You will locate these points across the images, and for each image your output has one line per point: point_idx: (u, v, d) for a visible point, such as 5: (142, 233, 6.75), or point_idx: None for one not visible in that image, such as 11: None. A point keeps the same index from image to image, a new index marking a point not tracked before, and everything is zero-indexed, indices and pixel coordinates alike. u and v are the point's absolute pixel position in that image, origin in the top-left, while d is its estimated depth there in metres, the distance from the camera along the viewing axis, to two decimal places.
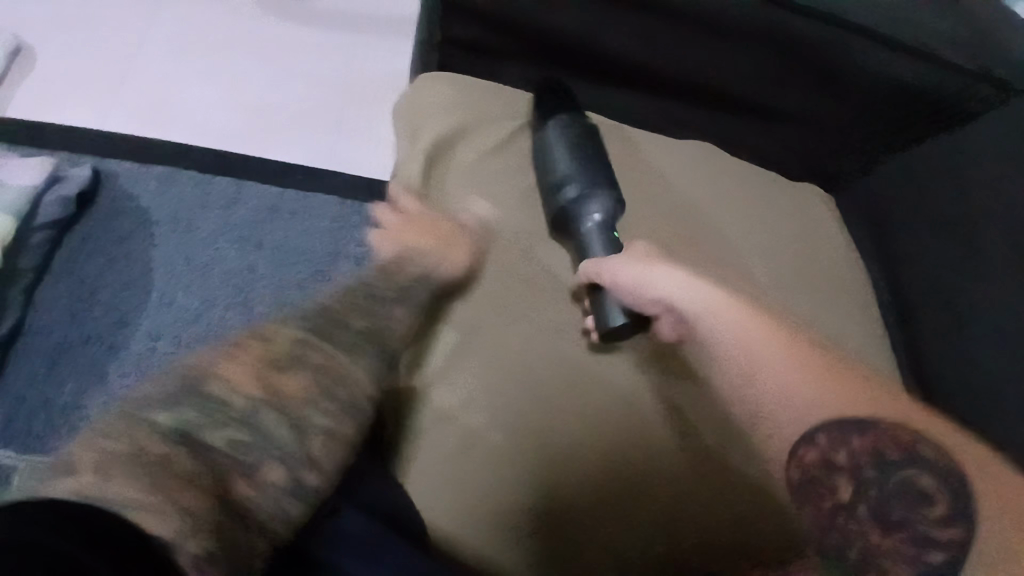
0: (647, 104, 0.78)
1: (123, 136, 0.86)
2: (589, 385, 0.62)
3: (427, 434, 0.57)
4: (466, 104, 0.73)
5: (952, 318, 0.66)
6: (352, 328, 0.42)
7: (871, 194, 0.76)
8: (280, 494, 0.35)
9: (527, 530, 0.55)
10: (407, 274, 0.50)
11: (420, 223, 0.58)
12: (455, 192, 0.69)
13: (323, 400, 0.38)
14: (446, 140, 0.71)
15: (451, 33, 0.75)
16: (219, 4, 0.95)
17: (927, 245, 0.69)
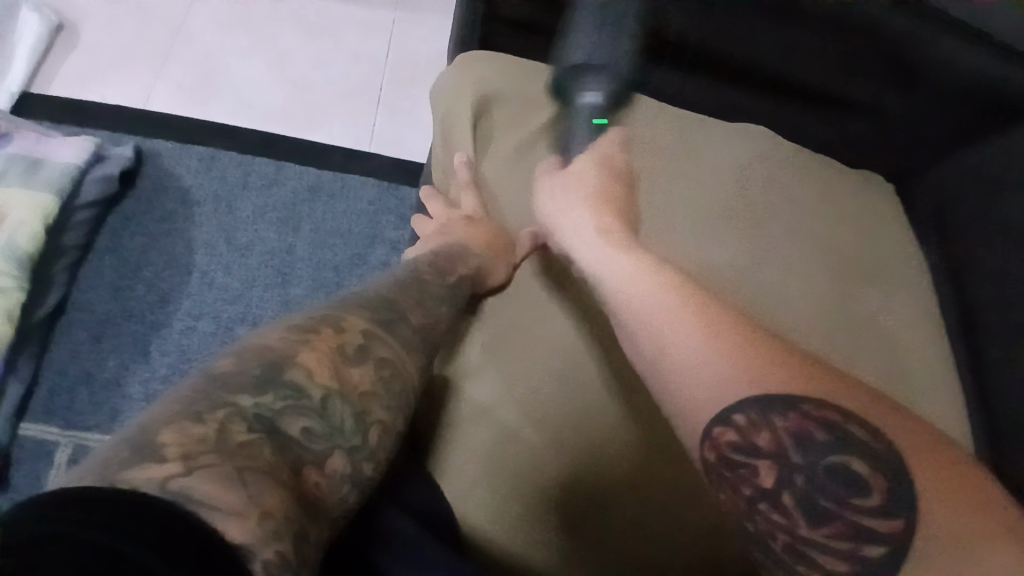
0: (725, 96, 0.80)
1: (254, 137, 1.02)
2: (633, 390, 0.58)
3: (464, 431, 0.56)
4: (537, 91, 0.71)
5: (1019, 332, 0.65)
6: (407, 322, 0.44)
7: (944, 195, 0.75)
8: (342, 485, 0.35)
9: (562, 530, 0.53)
10: (458, 274, 0.55)
11: (478, 229, 0.63)
12: (504, 187, 0.69)
13: (383, 394, 0.39)
14: (510, 125, 0.69)
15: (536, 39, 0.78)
16: (296, 31, 1.12)
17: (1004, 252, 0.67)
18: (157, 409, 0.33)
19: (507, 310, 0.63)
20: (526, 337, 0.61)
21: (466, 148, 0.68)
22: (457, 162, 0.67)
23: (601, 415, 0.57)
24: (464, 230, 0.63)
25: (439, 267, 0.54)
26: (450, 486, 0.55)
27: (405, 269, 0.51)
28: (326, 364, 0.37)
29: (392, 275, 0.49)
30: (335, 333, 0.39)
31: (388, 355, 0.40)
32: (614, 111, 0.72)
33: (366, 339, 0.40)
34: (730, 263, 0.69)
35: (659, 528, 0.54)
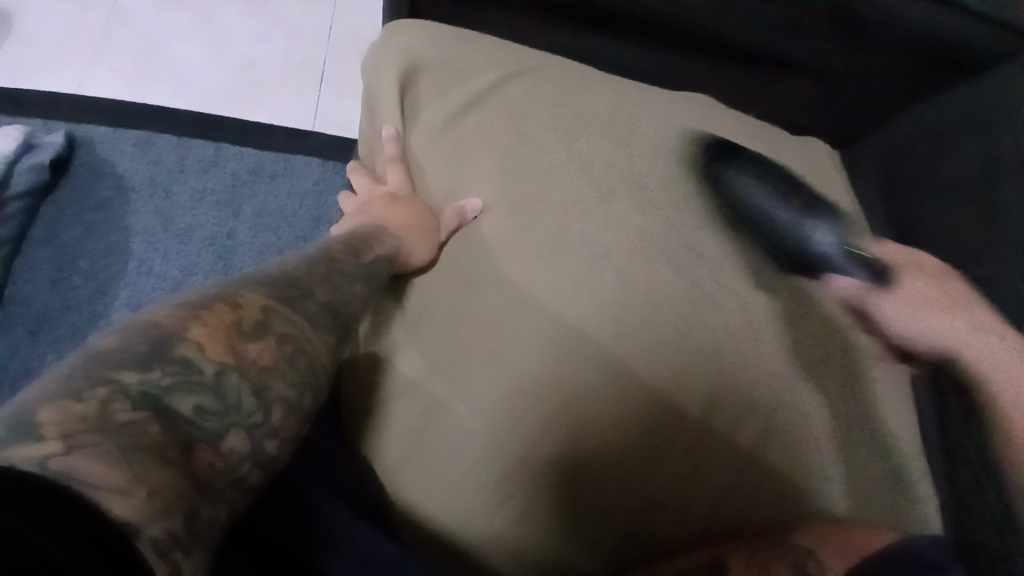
0: (653, 59, 0.80)
1: (195, 117, 0.99)
2: (562, 358, 0.57)
3: (395, 408, 0.57)
4: (460, 61, 0.72)
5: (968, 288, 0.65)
6: (315, 300, 0.43)
7: (896, 145, 0.75)
8: (241, 463, 0.34)
9: (510, 497, 0.53)
10: (373, 254, 0.54)
11: (402, 206, 0.64)
12: (435, 161, 0.68)
13: (285, 369, 0.38)
14: (434, 98, 0.71)
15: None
16: (238, 8, 1.09)
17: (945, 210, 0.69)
18: (34, 388, 0.30)
19: (432, 286, 0.63)
20: (457, 309, 0.61)
21: (393, 121, 0.69)
22: (386, 135, 0.68)
23: (533, 381, 0.56)
24: (383, 208, 0.63)
25: (354, 247, 0.53)
26: (385, 460, 0.55)
27: (318, 248, 0.50)
28: (218, 340, 0.36)
29: (302, 254, 0.48)
30: (231, 308, 0.38)
31: (288, 330, 0.39)
32: (536, 83, 0.73)
33: (266, 313, 0.39)
34: (660, 219, 0.65)
35: (598, 494, 0.54)
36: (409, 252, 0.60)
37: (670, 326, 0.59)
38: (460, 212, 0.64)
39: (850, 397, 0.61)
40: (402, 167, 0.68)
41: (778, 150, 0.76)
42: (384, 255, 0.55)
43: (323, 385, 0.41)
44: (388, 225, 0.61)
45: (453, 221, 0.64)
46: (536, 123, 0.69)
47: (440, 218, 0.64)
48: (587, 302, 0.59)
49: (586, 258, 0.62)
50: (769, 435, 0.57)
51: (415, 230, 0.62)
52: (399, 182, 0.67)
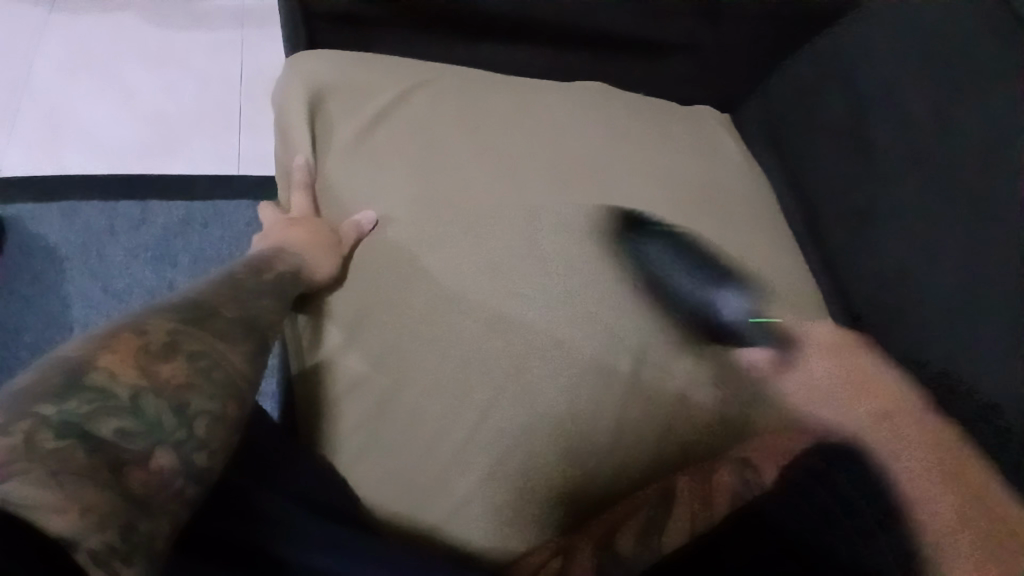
0: (540, 54, 0.84)
1: (118, 177, 1.02)
2: (493, 338, 0.62)
3: (345, 407, 0.59)
4: (358, 79, 0.76)
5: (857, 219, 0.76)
6: (222, 317, 0.46)
7: (775, 112, 0.88)
8: (174, 478, 0.36)
9: (468, 477, 0.57)
10: (275, 271, 0.57)
11: (306, 226, 0.67)
12: (341, 179, 0.70)
13: (202, 384, 0.40)
14: (337, 117, 0.73)
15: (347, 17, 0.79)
16: (147, 70, 1.14)
17: (827, 156, 0.80)
18: None
19: (360, 284, 0.65)
20: (390, 302, 0.63)
21: (304, 150, 0.72)
22: (295, 164, 0.71)
23: (472, 361, 0.61)
24: (286, 230, 0.66)
25: (256, 267, 0.56)
26: (344, 460, 0.58)
27: (220, 272, 0.53)
28: (130, 364, 0.38)
29: (207, 280, 0.51)
30: (136, 336, 0.40)
31: (200, 348, 0.42)
32: (435, 94, 0.76)
33: (173, 336, 0.42)
34: (576, 202, 0.72)
35: (548, 452, 0.58)
36: (316, 267, 0.62)
37: (592, 293, 0.66)
38: (357, 225, 0.67)
39: (752, 325, 0.68)
40: (308, 194, 0.71)
41: (672, 123, 0.83)
42: (287, 269, 0.59)
43: (247, 395, 0.43)
44: (287, 245, 0.63)
45: (352, 235, 0.67)
46: (444, 127, 0.73)
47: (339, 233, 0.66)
48: (512, 288, 0.65)
49: (506, 244, 0.67)
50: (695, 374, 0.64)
51: (318, 246, 0.64)
52: (302, 207, 0.70)
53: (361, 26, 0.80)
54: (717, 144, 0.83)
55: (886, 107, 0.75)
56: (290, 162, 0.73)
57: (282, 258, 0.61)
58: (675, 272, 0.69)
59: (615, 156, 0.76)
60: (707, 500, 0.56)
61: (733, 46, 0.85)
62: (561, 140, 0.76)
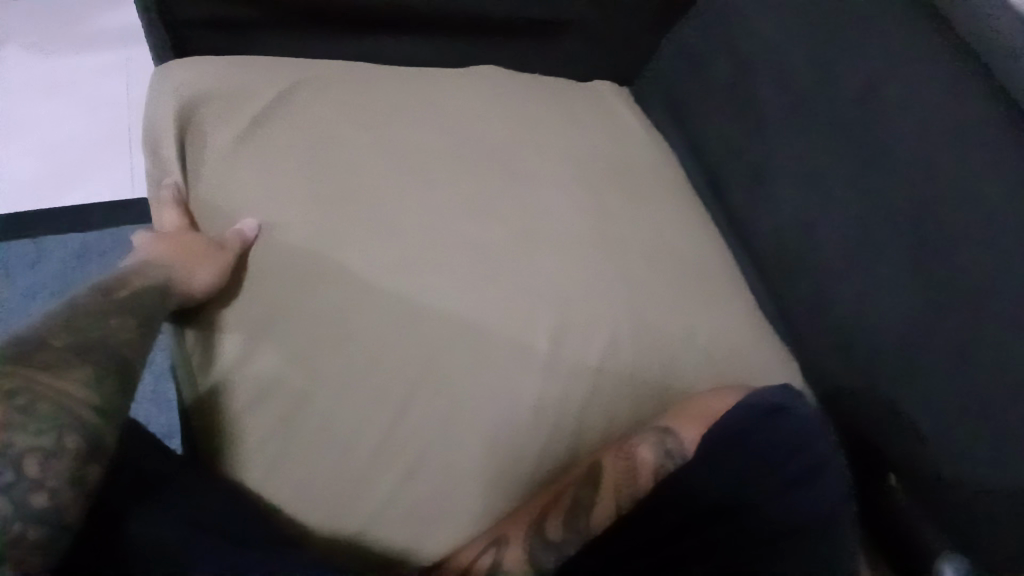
0: (426, 44, 0.83)
1: (9, 214, 0.98)
2: (403, 329, 0.61)
3: (250, 419, 0.57)
4: (230, 84, 0.73)
5: (752, 170, 0.78)
6: (55, 345, 0.44)
7: (670, 77, 0.89)
8: (9, 521, 0.37)
9: (389, 476, 0.56)
10: (130, 288, 0.55)
11: (178, 239, 0.63)
12: (220, 191, 0.67)
13: (26, 422, 0.39)
14: (212, 126, 0.70)
15: (212, 22, 0.75)
16: (27, 99, 1.10)
17: (720, 112, 0.82)
18: None
19: (258, 291, 0.62)
20: (289, 305, 0.61)
21: (174, 173, 0.68)
22: (165, 183, 0.67)
23: (384, 355, 0.59)
24: (153, 247, 0.62)
25: (105, 288, 0.53)
26: (254, 477, 0.56)
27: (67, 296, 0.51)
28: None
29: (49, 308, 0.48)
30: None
31: (23, 383, 0.40)
32: (318, 91, 0.74)
33: None
34: (475, 182, 0.71)
35: (468, 440, 0.57)
36: (187, 274, 0.59)
37: (497, 270, 0.65)
38: (240, 232, 0.63)
39: (665, 285, 0.68)
40: (181, 211, 0.67)
41: (568, 99, 0.83)
42: (150, 285, 0.56)
43: (90, 422, 0.41)
44: (155, 261, 0.59)
45: (236, 243, 0.63)
46: (335, 123, 0.71)
47: (221, 240, 0.63)
48: (414, 274, 0.63)
49: (410, 232, 0.66)
50: (613, 341, 0.63)
51: (188, 255, 0.60)
52: (173, 222, 0.66)
53: (230, 29, 0.77)
54: (616, 114, 0.84)
55: (762, 63, 0.77)
56: (163, 180, 0.69)
57: (142, 274, 0.57)
58: (586, 241, 0.69)
59: (514, 133, 0.76)
60: (632, 475, 0.56)
61: (615, 19, 0.85)
62: (456, 126, 0.75)
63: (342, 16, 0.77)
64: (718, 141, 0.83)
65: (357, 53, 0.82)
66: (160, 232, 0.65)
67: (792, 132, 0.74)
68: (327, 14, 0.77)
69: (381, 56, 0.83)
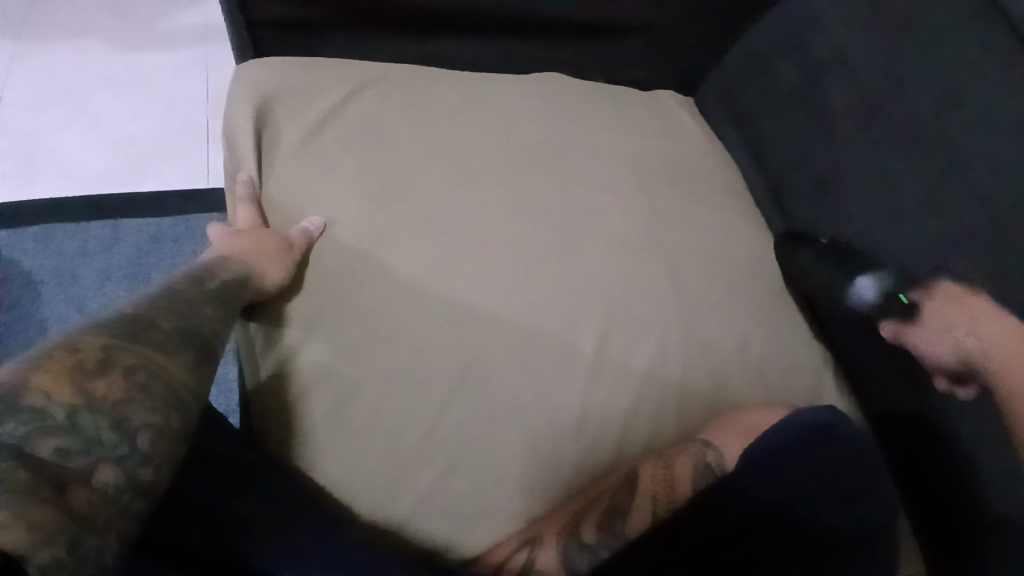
0: (488, 46, 0.85)
1: (95, 198, 1.04)
2: (449, 328, 0.63)
3: (306, 405, 0.60)
4: (300, 84, 0.76)
5: (816, 182, 0.77)
6: (157, 329, 0.47)
7: (733, 83, 0.88)
8: (121, 492, 0.37)
9: (435, 466, 0.58)
10: (220, 281, 0.56)
11: (254, 237, 0.64)
12: (287, 187, 0.70)
13: (140, 398, 0.41)
14: (282, 126, 0.73)
15: (286, 21, 0.79)
16: (111, 92, 1.17)
17: (782, 121, 0.81)
18: None
19: (321, 284, 0.65)
20: (349, 298, 0.64)
21: (248, 167, 0.71)
22: (239, 178, 0.70)
23: (430, 352, 0.62)
24: (230, 241, 0.64)
25: (196, 279, 0.55)
26: (305, 459, 0.59)
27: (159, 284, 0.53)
28: (63, 382, 0.38)
29: (145, 294, 0.51)
30: (68, 354, 0.40)
31: (132, 361, 0.43)
32: (382, 93, 0.77)
33: (106, 351, 0.42)
34: (533, 185, 0.72)
35: (509, 440, 0.59)
36: (263, 275, 0.61)
37: (550, 273, 0.67)
38: (307, 230, 0.66)
39: (719, 296, 0.68)
40: (253, 207, 0.69)
41: (629, 105, 0.83)
42: (233, 278, 0.58)
43: (188, 406, 0.44)
44: (233, 255, 0.61)
45: (303, 242, 0.66)
46: (399, 123, 0.74)
47: (289, 239, 0.66)
48: (469, 273, 0.65)
49: (462, 234, 0.68)
50: (665, 349, 0.64)
51: (263, 252, 0.63)
52: (248, 218, 0.68)
53: (301, 28, 0.80)
54: (677, 121, 0.84)
55: (833, 71, 0.75)
56: (235, 176, 0.72)
57: (224, 266, 0.59)
58: (640, 248, 0.69)
59: (572, 137, 0.77)
60: (670, 483, 0.57)
61: (680, 25, 0.85)
62: (516, 129, 0.76)
63: (408, 18, 0.80)
64: (781, 149, 0.81)
65: (421, 55, 0.85)
66: (236, 228, 0.67)
67: (858, 146, 0.72)
68: (395, 15, 0.79)
69: (444, 57, 0.85)
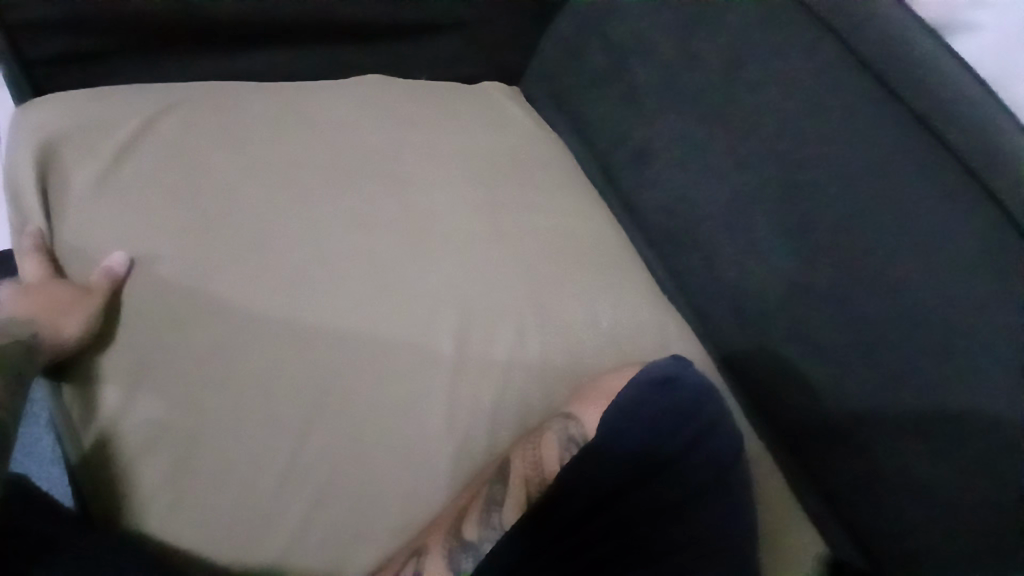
0: (299, 57, 0.81)
1: None
2: (299, 352, 0.59)
3: (144, 467, 0.54)
4: (88, 116, 0.68)
5: (637, 151, 0.80)
6: None
7: (551, 70, 0.90)
8: None
9: (301, 502, 0.55)
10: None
11: (46, 292, 0.57)
12: (85, 232, 0.62)
13: None
14: (71, 168, 0.66)
15: (56, 52, 0.71)
16: None
17: (598, 99, 0.85)
18: None
19: (143, 332, 0.58)
20: (174, 345, 0.58)
21: (35, 218, 0.63)
22: (26, 230, 0.62)
23: (282, 383, 0.58)
24: (16, 302, 0.56)
25: None
26: (155, 526, 0.53)
27: None
28: None
29: None
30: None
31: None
32: (189, 116, 0.71)
33: None
34: (367, 191, 0.70)
35: (380, 457, 0.57)
36: (53, 328, 0.54)
37: (395, 279, 0.65)
38: (110, 270, 0.59)
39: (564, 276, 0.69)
40: (43, 259, 0.61)
41: (456, 101, 0.83)
42: (12, 343, 0.51)
43: None
44: (16, 317, 0.54)
45: (105, 284, 0.59)
46: (211, 146, 0.69)
47: (87, 284, 0.58)
48: (308, 292, 0.62)
49: (299, 252, 0.64)
50: (519, 333, 0.65)
51: (53, 306, 0.56)
52: (37, 273, 0.60)
53: (78, 58, 0.72)
54: (503, 111, 0.85)
55: (635, 51, 0.80)
56: (23, 230, 0.63)
57: (3, 330, 0.52)
58: (481, 240, 0.69)
59: (401, 138, 0.76)
60: (537, 465, 0.57)
61: (493, 19, 0.86)
62: (341, 138, 0.74)
63: (205, 36, 0.75)
64: (602, 126, 0.84)
65: (227, 73, 0.80)
66: (23, 284, 0.59)
67: (671, 115, 0.76)
68: (189, 34, 0.74)
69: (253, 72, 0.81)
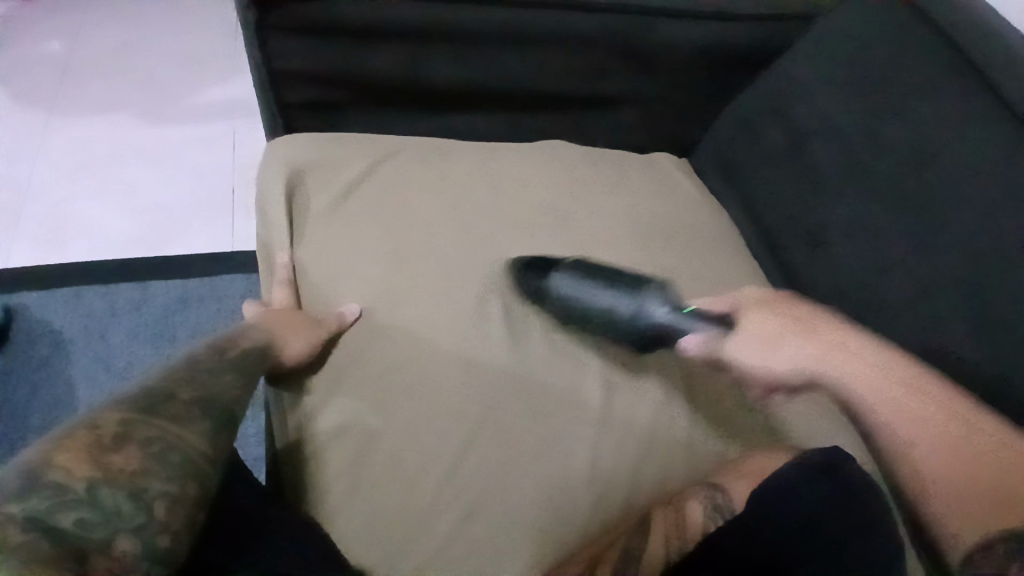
0: (493, 118, 0.91)
1: (132, 260, 1.12)
2: (466, 384, 0.66)
3: (329, 460, 0.63)
4: (323, 157, 0.82)
5: (808, 237, 0.79)
6: (173, 399, 0.49)
7: (723, 146, 0.92)
8: (138, 562, 0.38)
9: (451, 520, 0.60)
10: (240, 348, 0.60)
11: (288, 316, 0.69)
12: (311, 255, 0.75)
13: (155, 468, 0.43)
14: (305, 199, 0.79)
15: (302, 99, 0.85)
16: (145, 164, 1.27)
17: (769, 179, 0.85)
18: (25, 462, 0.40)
19: (348, 349, 0.68)
20: (367, 361, 0.67)
21: (284, 249, 0.76)
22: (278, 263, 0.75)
23: (448, 407, 0.65)
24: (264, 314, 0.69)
25: (218, 347, 0.59)
26: (330, 516, 0.60)
27: (179, 357, 0.57)
28: (84, 458, 0.41)
29: (164, 365, 0.55)
30: (89, 430, 0.43)
31: (152, 434, 0.45)
32: (402, 166, 0.82)
33: (124, 426, 0.44)
34: (542, 244, 0.77)
35: (526, 493, 0.61)
36: (284, 342, 0.65)
37: (557, 329, 0.70)
38: (342, 315, 0.70)
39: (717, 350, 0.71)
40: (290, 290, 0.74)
41: (631, 170, 0.88)
42: (253, 345, 0.62)
43: (207, 472, 0.46)
44: (258, 324, 0.66)
45: (334, 322, 0.69)
46: (416, 190, 0.79)
47: (322, 319, 0.69)
48: (480, 329, 0.69)
49: (477, 296, 0.72)
50: (665, 400, 0.67)
51: (291, 326, 0.67)
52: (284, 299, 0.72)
53: (315, 107, 0.86)
54: (675, 184, 0.88)
55: (815, 135, 0.80)
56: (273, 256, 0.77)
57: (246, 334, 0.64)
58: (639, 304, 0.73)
59: (578, 198, 0.81)
60: (681, 528, 0.57)
61: (674, 96, 0.91)
62: (525, 194, 0.81)
63: (421, 94, 0.86)
64: (773, 204, 0.84)
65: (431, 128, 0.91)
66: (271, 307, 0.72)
67: (847, 206, 0.75)
68: (407, 91, 0.85)
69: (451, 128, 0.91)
